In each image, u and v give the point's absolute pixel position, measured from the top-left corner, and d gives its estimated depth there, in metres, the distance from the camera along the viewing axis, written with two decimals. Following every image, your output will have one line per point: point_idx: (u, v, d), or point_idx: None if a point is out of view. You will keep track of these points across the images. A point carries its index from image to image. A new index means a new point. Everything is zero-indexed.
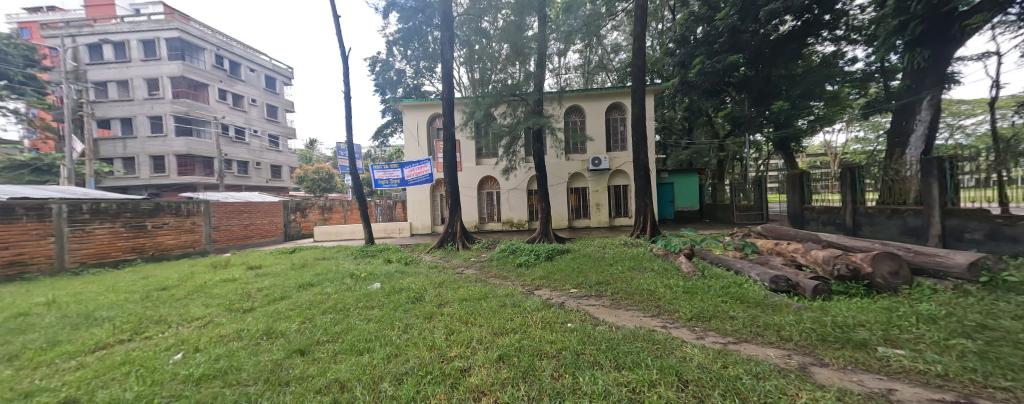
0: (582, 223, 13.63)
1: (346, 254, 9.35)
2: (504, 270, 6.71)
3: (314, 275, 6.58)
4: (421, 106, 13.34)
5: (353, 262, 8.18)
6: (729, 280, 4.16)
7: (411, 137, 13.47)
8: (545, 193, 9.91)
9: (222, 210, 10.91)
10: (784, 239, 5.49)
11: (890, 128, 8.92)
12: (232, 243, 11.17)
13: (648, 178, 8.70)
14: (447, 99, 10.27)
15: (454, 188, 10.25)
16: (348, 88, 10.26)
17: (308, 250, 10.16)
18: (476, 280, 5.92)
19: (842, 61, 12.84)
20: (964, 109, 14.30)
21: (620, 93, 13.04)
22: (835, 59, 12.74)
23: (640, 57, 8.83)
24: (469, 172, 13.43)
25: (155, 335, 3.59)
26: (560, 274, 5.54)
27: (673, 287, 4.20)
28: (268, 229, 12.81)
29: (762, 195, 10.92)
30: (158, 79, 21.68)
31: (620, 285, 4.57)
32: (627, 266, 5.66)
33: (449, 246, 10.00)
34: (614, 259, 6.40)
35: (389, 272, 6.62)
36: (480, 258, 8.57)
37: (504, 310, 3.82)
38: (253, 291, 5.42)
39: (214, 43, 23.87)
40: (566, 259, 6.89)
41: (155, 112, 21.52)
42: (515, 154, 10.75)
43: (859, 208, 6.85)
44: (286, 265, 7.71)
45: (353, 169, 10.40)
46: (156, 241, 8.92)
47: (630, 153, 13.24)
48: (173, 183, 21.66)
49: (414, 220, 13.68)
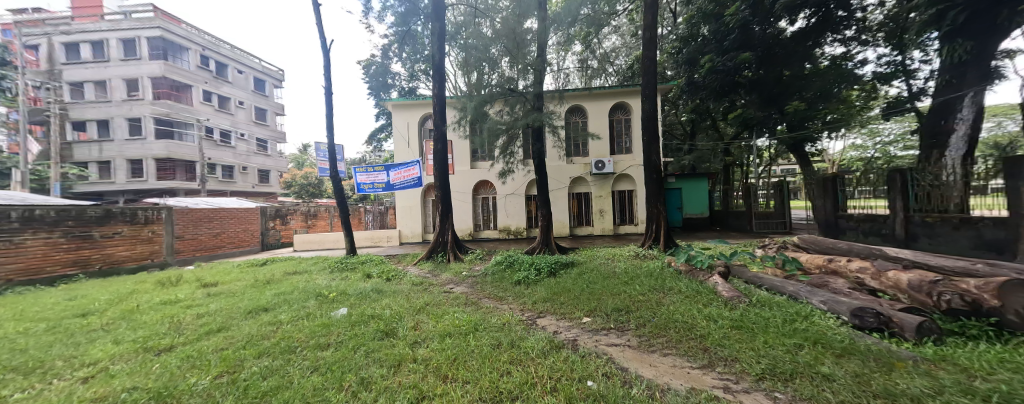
0: (585, 231, 12.70)
1: (323, 267, 8.29)
2: (500, 287, 5.75)
3: (275, 295, 5.53)
4: (412, 105, 12.48)
5: (327, 277, 7.15)
6: (790, 312, 3.22)
7: (401, 137, 12.54)
8: (545, 198, 8.98)
9: (188, 217, 9.85)
10: (835, 254, 4.59)
11: (926, 128, 8.12)
12: (198, 253, 10.07)
13: (660, 182, 7.79)
14: (438, 95, 9.38)
15: (445, 193, 9.31)
16: (330, 82, 9.32)
17: (280, 261, 9.08)
18: (465, 303, 4.92)
19: (852, 64, 12.09)
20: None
21: (626, 92, 12.22)
22: (845, 60, 11.98)
23: (652, 48, 7.97)
24: (463, 176, 12.48)
25: (7, 396, 2.52)
26: (566, 296, 4.59)
27: (716, 320, 3.25)
28: (243, 238, 11.74)
29: (784, 203, 9.97)
30: (138, 79, 20.72)
31: (645, 315, 3.61)
32: (647, 286, 4.71)
33: (439, 257, 8.98)
34: (629, 277, 5.45)
35: (363, 291, 5.59)
36: (474, 272, 7.57)
37: (498, 355, 2.82)
38: (190, 319, 4.37)
39: (200, 43, 22.98)
40: (572, 275, 5.93)
41: (134, 114, 20.51)
42: (513, 155, 9.82)
43: (913, 216, 6.32)
44: (248, 281, 6.65)
45: (333, 171, 9.38)
46: (104, 252, 7.82)
47: (635, 156, 12.38)
48: (152, 188, 20.49)
49: (403, 227, 12.70)
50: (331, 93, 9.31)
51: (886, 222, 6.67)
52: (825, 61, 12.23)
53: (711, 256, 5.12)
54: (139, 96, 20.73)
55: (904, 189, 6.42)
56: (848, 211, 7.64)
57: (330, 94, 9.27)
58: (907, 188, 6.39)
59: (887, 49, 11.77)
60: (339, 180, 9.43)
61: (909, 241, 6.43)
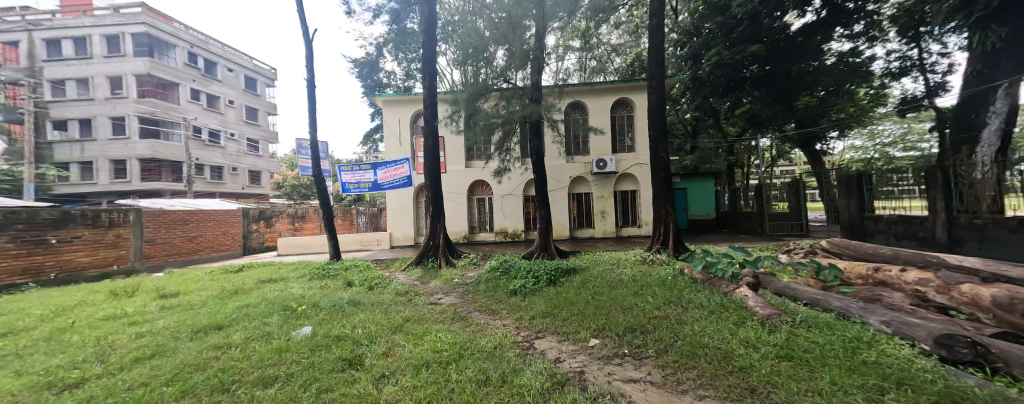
0: (585, 233, 12.10)
1: (303, 274, 7.62)
2: (494, 298, 5.12)
3: (237, 309, 4.85)
4: (403, 101, 11.85)
5: (304, 286, 6.48)
6: (848, 337, 2.58)
7: (392, 135, 11.90)
8: (544, 199, 8.34)
9: (159, 220, 9.15)
10: (880, 262, 3.96)
11: (955, 121, 7.54)
12: (172, 259, 9.35)
13: (667, 181, 7.19)
14: (428, 88, 8.75)
15: (436, 193, 8.70)
16: (312, 74, 8.67)
17: (259, 267, 8.40)
18: (452, 317, 4.28)
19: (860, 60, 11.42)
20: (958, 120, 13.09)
21: (628, 88, 11.64)
22: (852, 57, 11.35)
23: (659, 35, 7.35)
24: (457, 176, 11.84)
25: None
26: (569, 311, 3.97)
27: (757, 346, 2.62)
28: (222, 242, 11.04)
29: (801, 203, 9.06)
30: (122, 77, 20.02)
31: (666, 337, 3.00)
32: (661, 299, 4.10)
33: (430, 262, 8.33)
34: (640, 287, 4.84)
35: (338, 303, 4.92)
36: (466, 279, 6.92)
37: (483, 400, 2.17)
38: (125, 340, 3.70)
39: (187, 40, 22.29)
40: (574, 284, 5.31)
41: (117, 113, 19.79)
42: (509, 153, 9.17)
43: (955, 218, 5.79)
44: (214, 291, 5.97)
45: (315, 170, 8.72)
46: (60, 259, 7.11)
47: (638, 155, 11.80)
48: (135, 189, 19.72)
49: (394, 230, 12.04)
50: (314, 86, 8.68)
51: (924, 225, 6.16)
52: (830, 58, 11.60)
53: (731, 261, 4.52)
54: (123, 94, 20.03)
55: (946, 187, 5.88)
56: (875, 212, 7.22)
57: (312, 86, 8.65)
58: (949, 185, 5.84)
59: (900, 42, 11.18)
60: (322, 179, 8.77)
61: (952, 245, 5.89)
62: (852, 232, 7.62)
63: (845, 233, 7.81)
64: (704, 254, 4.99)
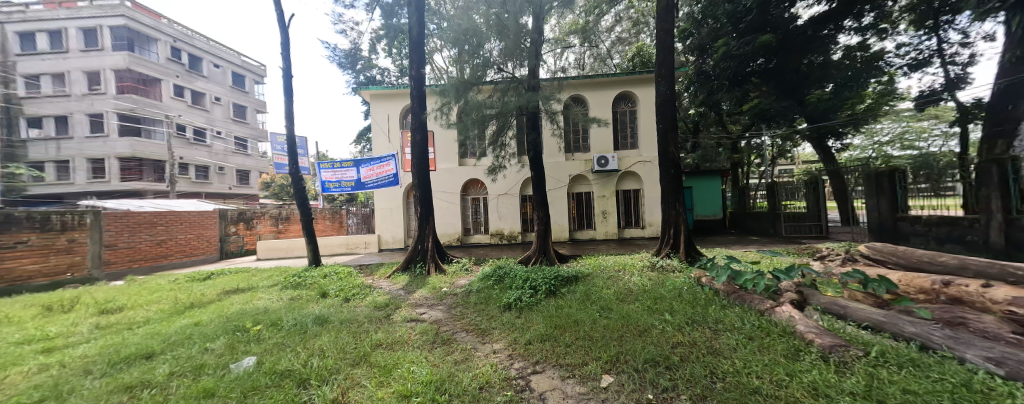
0: (586, 235, 11.44)
1: (275, 283, 6.89)
2: (484, 314, 4.44)
3: (182, 329, 4.11)
4: (392, 95, 11.14)
5: (273, 298, 5.75)
6: (955, 384, 1.91)
7: (380, 130, 11.19)
8: (543, 199, 7.64)
9: (122, 222, 8.36)
10: (945, 273, 3.32)
11: (991, 113, 6.97)
12: (135, 265, 8.56)
13: (678, 179, 6.54)
14: (416, 78, 8.03)
15: (425, 193, 8.00)
16: (288, 63, 7.92)
17: (229, 275, 7.65)
18: (434, 340, 3.58)
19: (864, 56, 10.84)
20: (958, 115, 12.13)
21: (630, 80, 10.98)
22: (859, 51, 10.81)
23: (668, 17, 6.65)
24: (449, 174, 11.16)
25: None
26: (573, 335, 3.30)
27: (831, 394, 1.94)
28: (195, 246, 10.24)
29: (820, 202, 8.30)
30: (100, 72, 19.15)
31: (701, 377, 2.32)
32: (683, 317, 3.43)
33: (418, 268, 7.63)
34: (654, 302, 4.17)
35: (301, 321, 4.19)
36: (456, 288, 6.21)
37: None
38: (21, 374, 2.96)
39: (170, 34, 21.44)
40: (577, 297, 4.64)
41: (95, 109, 18.92)
42: (504, 148, 8.45)
43: (1014, 219, 5.33)
44: (166, 305, 5.24)
45: (292, 167, 7.98)
46: (1, 267, 6.33)
47: (642, 152, 11.17)
48: (114, 189, 18.83)
49: (383, 232, 11.33)
50: (290, 76, 7.95)
51: (976, 227, 5.73)
52: (838, 52, 11.03)
53: (759, 271, 3.87)
54: (102, 90, 19.18)
55: (1005, 184, 5.42)
56: (910, 213, 6.82)
57: (289, 76, 7.91)
58: (1009, 182, 5.38)
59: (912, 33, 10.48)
60: (300, 178, 8.05)
61: (1010, 250, 5.40)
62: (883, 234, 7.16)
63: (872, 236, 7.36)
64: (728, 260, 4.36)
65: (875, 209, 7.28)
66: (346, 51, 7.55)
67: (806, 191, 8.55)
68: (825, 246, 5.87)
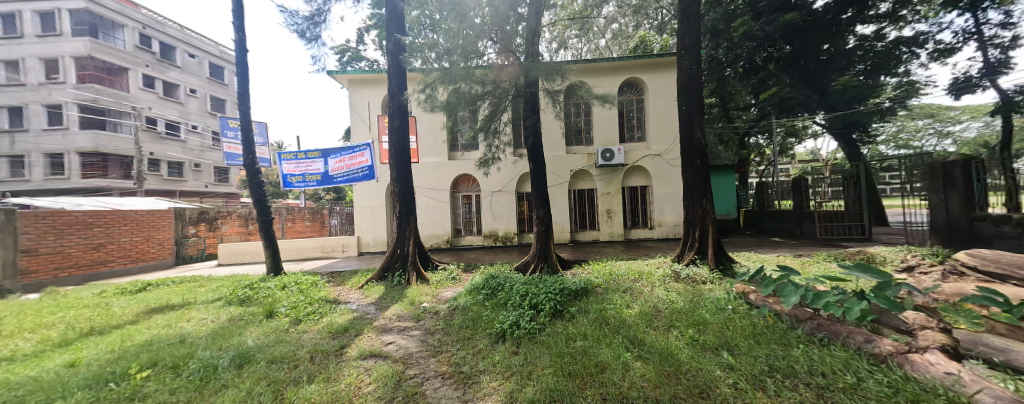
0: (588, 236, 10.37)
1: (220, 297, 5.68)
2: (469, 346, 3.30)
3: (38, 377, 2.89)
4: (374, 80, 9.94)
5: (205, 321, 4.57)
6: None
7: (360, 120, 9.99)
8: (543, 196, 6.52)
9: (46, 223, 7.04)
10: None
11: None
12: (64, 274, 7.27)
13: (705, 171, 5.50)
14: (394, 53, 6.85)
15: (404, 188, 6.84)
16: (241, 34, 6.71)
17: (169, 287, 6.42)
18: (391, 396, 2.44)
19: (891, 41, 9.90)
20: (953, 116, 12.25)
21: (638, 65, 9.90)
22: (878, 40, 9.98)
23: None
24: (438, 169, 10.02)
25: None
26: (598, 393, 2.20)
27: None
28: (144, 250, 8.91)
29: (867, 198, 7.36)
30: (59, 59, 17.60)
31: None
32: (756, 361, 2.35)
33: (397, 277, 6.47)
34: (697, 330, 3.12)
35: (213, 361, 2.99)
36: (438, 303, 5.08)
37: None
38: None
39: (139, 20, 19.93)
40: (591, 321, 3.58)
41: (53, 100, 17.38)
42: (497, 136, 7.29)
43: None
44: (57, 332, 4.03)
45: (246, 158, 6.71)
46: None
47: (650, 145, 10.15)
48: (75, 187, 17.29)
49: (364, 233, 10.16)
50: (244, 50, 6.73)
51: None
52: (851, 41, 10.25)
53: (840, 287, 2.84)
54: (61, 79, 17.61)
55: None
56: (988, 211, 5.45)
57: (242, 50, 6.70)
58: None
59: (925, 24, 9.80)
60: (257, 170, 6.82)
61: None
62: (953, 237, 5.84)
63: (941, 240, 6.02)
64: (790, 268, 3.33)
65: (942, 207, 5.98)
66: (309, 20, 6.36)
67: (845, 187, 7.61)
68: (891, 254, 4.84)
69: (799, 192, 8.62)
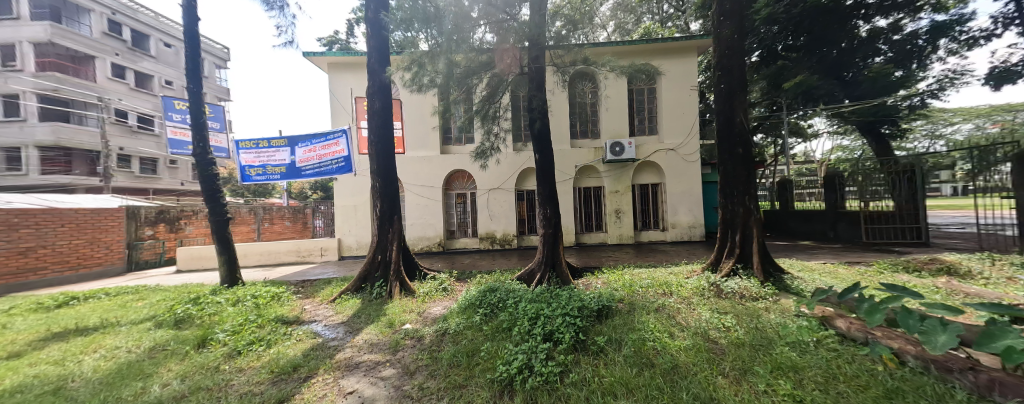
0: (595, 239, 9.41)
1: (153, 316, 4.60)
2: (459, 402, 2.27)
3: None
4: (355, 64, 8.88)
5: (114, 353, 3.49)
6: None
7: (341, 108, 8.91)
8: (551, 192, 5.53)
9: None
10: None
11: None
12: None
13: (749, 163, 4.55)
14: (373, 23, 5.77)
15: (387, 183, 5.81)
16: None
17: (98, 301, 5.29)
18: None
19: (923, 26, 9.10)
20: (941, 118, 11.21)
21: (650, 51, 9.00)
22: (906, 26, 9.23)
23: None
24: (428, 164, 8.99)
25: None
26: None
27: None
28: (87, 255, 7.72)
29: (919, 195, 6.88)
30: (16, 45, 16.07)
31: None
32: None
33: (377, 288, 5.44)
34: (792, 379, 2.15)
35: None
36: (423, 325, 4.06)
37: None
38: None
39: (107, 5, 18.61)
40: (630, 362, 2.60)
41: (7, 88, 15.83)
42: (497, 123, 6.30)
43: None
44: None
45: (196, 146, 5.59)
46: None
47: (663, 138, 9.24)
48: (32, 184, 15.75)
49: (345, 235, 9.09)
50: (193, 18, 5.65)
51: None
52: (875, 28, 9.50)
53: (1001, 321, 1.94)
54: (18, 67, 16.05)
55: None
56: None
57: (191, 18, 5.63)
58: None
59: (945, 15, 9.06)
60: (210, 161, 5.71)
61: None
62: None
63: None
64: (904, 290, 2.45)
65: None
66: None
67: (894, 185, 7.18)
68: (987, 271, 3.99)
69: (837, 192, 8.19)
